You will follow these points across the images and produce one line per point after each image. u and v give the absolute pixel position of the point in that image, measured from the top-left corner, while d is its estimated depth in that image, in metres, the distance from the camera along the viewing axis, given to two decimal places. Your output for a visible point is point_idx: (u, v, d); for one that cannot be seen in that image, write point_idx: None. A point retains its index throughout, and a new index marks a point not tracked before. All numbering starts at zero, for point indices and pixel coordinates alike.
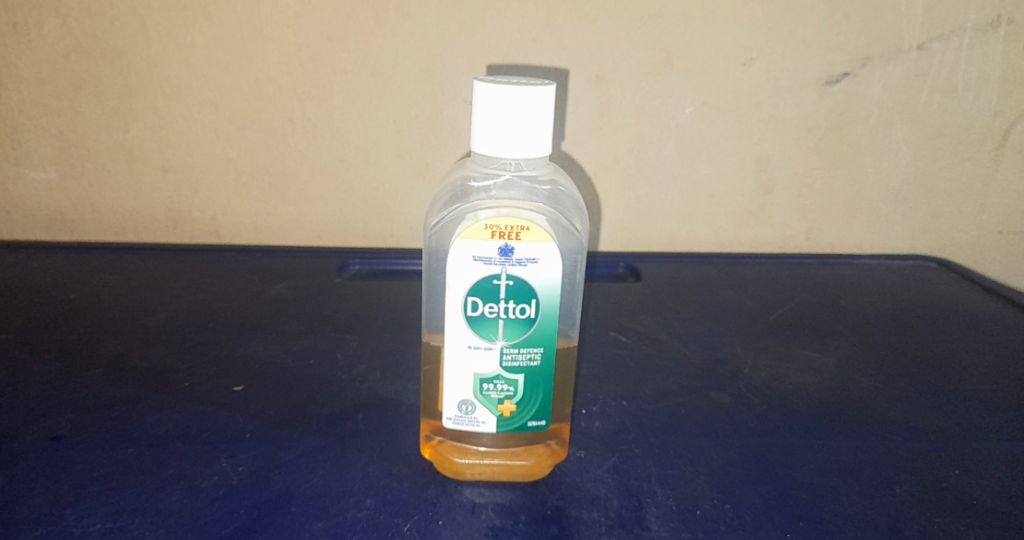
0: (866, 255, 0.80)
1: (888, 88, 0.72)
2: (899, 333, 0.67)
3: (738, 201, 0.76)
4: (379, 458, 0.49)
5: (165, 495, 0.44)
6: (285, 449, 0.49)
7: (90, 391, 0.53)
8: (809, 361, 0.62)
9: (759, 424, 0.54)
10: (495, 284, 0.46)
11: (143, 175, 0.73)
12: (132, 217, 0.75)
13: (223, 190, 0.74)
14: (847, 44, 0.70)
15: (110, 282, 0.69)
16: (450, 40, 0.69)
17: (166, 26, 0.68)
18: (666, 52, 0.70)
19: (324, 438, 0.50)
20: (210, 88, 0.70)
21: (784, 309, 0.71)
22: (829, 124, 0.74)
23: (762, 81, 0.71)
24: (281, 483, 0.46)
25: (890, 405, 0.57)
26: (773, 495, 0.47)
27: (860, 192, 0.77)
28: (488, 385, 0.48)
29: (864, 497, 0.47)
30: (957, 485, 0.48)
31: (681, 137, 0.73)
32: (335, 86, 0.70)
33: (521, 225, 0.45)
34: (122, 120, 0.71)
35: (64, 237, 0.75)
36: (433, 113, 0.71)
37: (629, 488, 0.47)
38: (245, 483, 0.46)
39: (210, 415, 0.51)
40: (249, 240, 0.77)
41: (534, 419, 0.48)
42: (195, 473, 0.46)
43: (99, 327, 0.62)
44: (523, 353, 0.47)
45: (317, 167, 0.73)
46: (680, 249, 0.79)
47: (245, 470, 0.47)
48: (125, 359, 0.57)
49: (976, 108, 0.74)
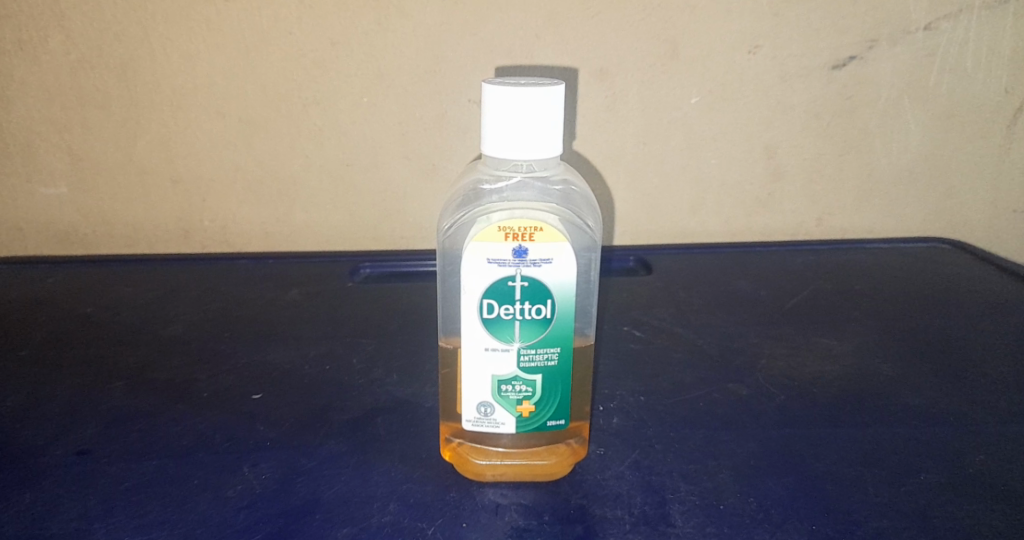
0: (879, 239, 0.80)
1: (896, 70, 0.72)
2: (916, 318, 0.67)
3: (748, 190, 0.76)
4: (400, 463, 0.49)
5: (190, 506, 0.44)
6: (307, 456, 0.49)
7: (111, 405, 0.53)
8: (825, 349, 0.62)
9: (780, 414, 0.54)
10: (510, 286, 0.46)
11: (153, 186, 0.73)
12: (144, 228, 0.75)
13: (233, 198, 0.74)
14: (853, 27, 0.70)
15: (124, 294, 0.69)
16: (453, 40, 0.69)
17: (170, 37, 0.68)
18: (671, 42, 0.69)
19: (344, 444, 0.50)
20: (216, 97, 0.70)
21: (799, 297, 0.70)
22: (837, 109, 0.73)
23: (768, 68, 0.71)
24: (305, 490, 0.46)
25: (910, 390, 0.56)
26: (797, 487, 0.47)
27: (871, 175, 0.76)
28: (506, 386, 0.48)
29: (888, 485, 0.47)
30: (983, 470, 0.48)
31: (689, 128, 0.73)
32: (341, 91, 0.70)
33: (535, 226, 0.45)
34: (131, 133, 0.71)
35: (76, 251, 0.76)
36: (439, 113, 0.71)
37: (652, 485, 0.47)
38: (269, 491, 0.46)
39: (230, 424, 0.52)
40: (260, 246, 0.77)
41: (554, 419, 0.48)
42: (220, 483, 0.46)
43: (117, 341, 0.62)
44: (540, 354, 0.47)
45: (325, 172, 0.73)
46: (690, 240, 0.79)
47: (268, 478, 0.47)
48: (144, 371, 0.58)
49: (986, 87, 0.73)
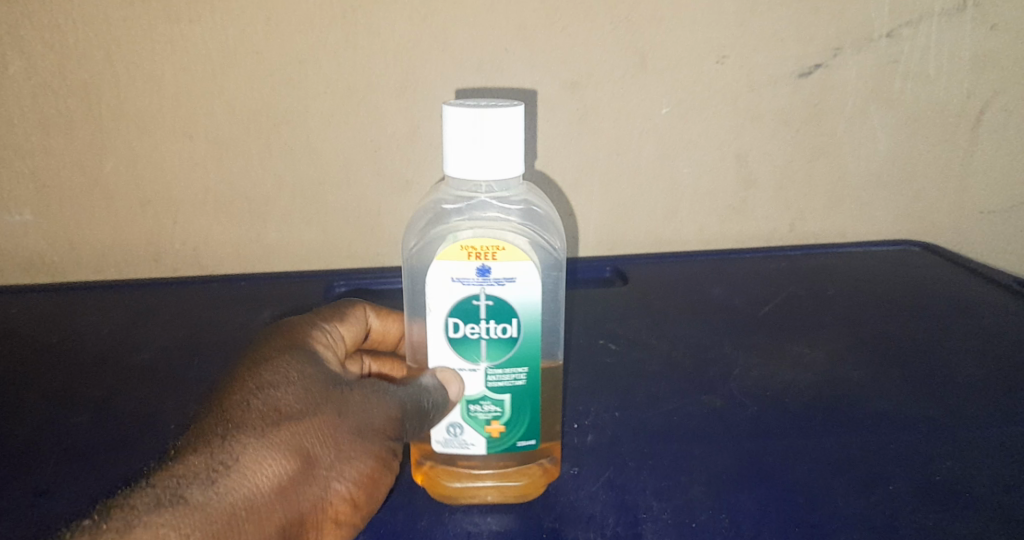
0: (851, 243, 0.80)
1: (862, 77, 0.72)
2: (887, 323, 0.67)
3: (721, 197, 0.76)
4: (433, 403, 0.47)
5: (269, 500, 0.41)
6: (350, 400, 0.46)
7: (75, 440, 0.53)
8: (799, 357, 0.62)
9: (752, 425, 0.54)
10: (474, 305, 0.47)
11: (120, 210, 0.72)
12: (112, 253, 0.74)
13: (203, 219, 0.73)
14: (818, 35, 0.70)
15: (92, 323, 0.68)
16: (420, 56, 0.68)
17: (133, 60, 0.67)
18: (640, 54, 0.70)
19: (372, 385, 0.47)
20: (183, 119, 0.69)
21: (772, 305, 0.71)
22: (805, 116, 0.73)
23: (736, 78, 0.71)
24: (363, 457, 0.45)
25: (880, 396, 0.57)
26: (770, 500, 0.47)
27: (843, 180, 0.77)
28: (475, 407, 0.48)
29: (860, 495, 0.47)
30: (952, 476, 0.48)
31: (660, 137, 0.73)
32: (309, 109, 0.70)
33: (497, 246, 0.46)
34: (95, 157, 0.70)
35: (42, 278, 0.75)
36: (409, 129, 0.71)
37: (625, 504, 0.47)
38: (336, 462, 0.44)
39: (253, 373, 0.46)
40: (232, 268, 0.76)
41: (523, 439, 0.49)
42: (293, 460, 0.43)
43: (81, 371, 0.61)
44: (508, 373, 0.48)
45: (296, 191, 0.73)
46: (666, 248, 0.79)
47: (332, 444, 0.44)
48: (109, 403, 0.57)
49: (950, 91, 0.74)
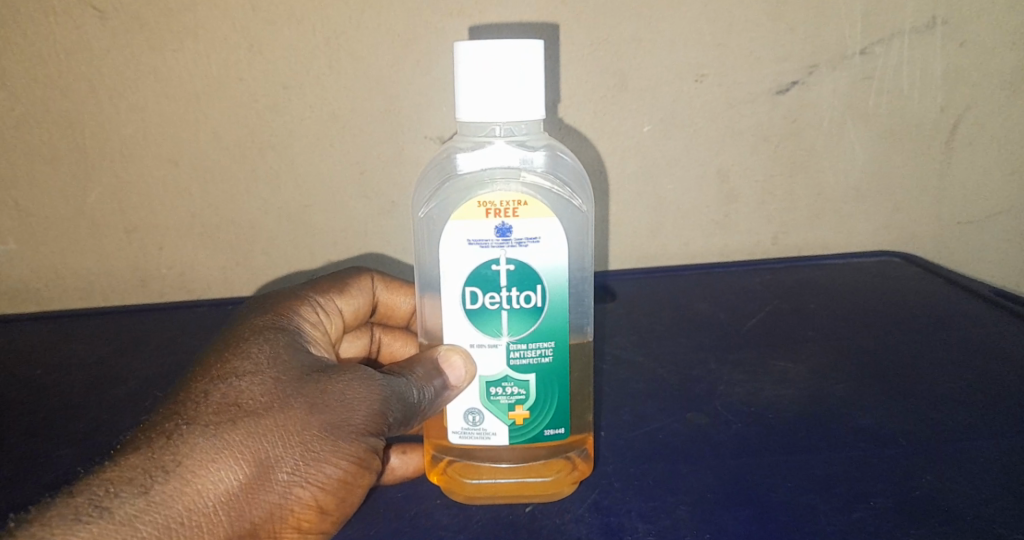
0: (833, 255, 0.81)
1: (838, 93, 0.74)
2: (869, 337, 0.68)
3: (704, 214, 0.77)
4: (422, 399, 0.48)
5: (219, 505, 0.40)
6: (325, 393, 0.45)
7: (60, 473, 0.53)
8: (782, 372, 0.63)
9: (736, 443, 0.54)
10: (495, 270, 0.49)
11: (106, 237, 0.73)
12: (99, 281, 0.74)
13: (189, 245, 0.74)
14: (794, 53, 0.72)
15: (77, 353, 0.68)
16: (403, 81, 0.69)
17: (118, 89, 0.68)
18: (620, 75, 0.71)
19: (351, 374, 0.46)
20: (168, 147, 0.70)
21: (755, 320, 0.72)
22: (784, 132, 0.74)
23: (715, 96, 0.72)
24: (334, 460, 0.44)
25: (862, 411, 0.57)
26: (752, 519, 0.47)
27: (823, 194, 0.78)
28: (496, 390, 0.50)
29: (840, 512, 0.48)
30: (931, 492, 0.49)
31: (642, 154, 0.74)
32: (293, 134, 0.70)
33: (518, 201, 0.48)
34: (81, 186, 0.71)
35: (29, 307, 0.75)
36: (393, 153, 0.71)
37: (611, 527, 0.48)
38: (297, 466, 0.42)
39: (225, 363, 0.45)
40: (219, 292, 0.76)
41: (550, 428, 0.51)
42: (245, 463, 0.41)
43: (65, 403, 0.61)
44: (533, 349, 0.50)
45: (282, 215, 0.73)
46: (652, 263, 0.80)
47: (296, 441, 0.43)
48: (95, 434, 0.57)
49: (925, 105, 0.75)
